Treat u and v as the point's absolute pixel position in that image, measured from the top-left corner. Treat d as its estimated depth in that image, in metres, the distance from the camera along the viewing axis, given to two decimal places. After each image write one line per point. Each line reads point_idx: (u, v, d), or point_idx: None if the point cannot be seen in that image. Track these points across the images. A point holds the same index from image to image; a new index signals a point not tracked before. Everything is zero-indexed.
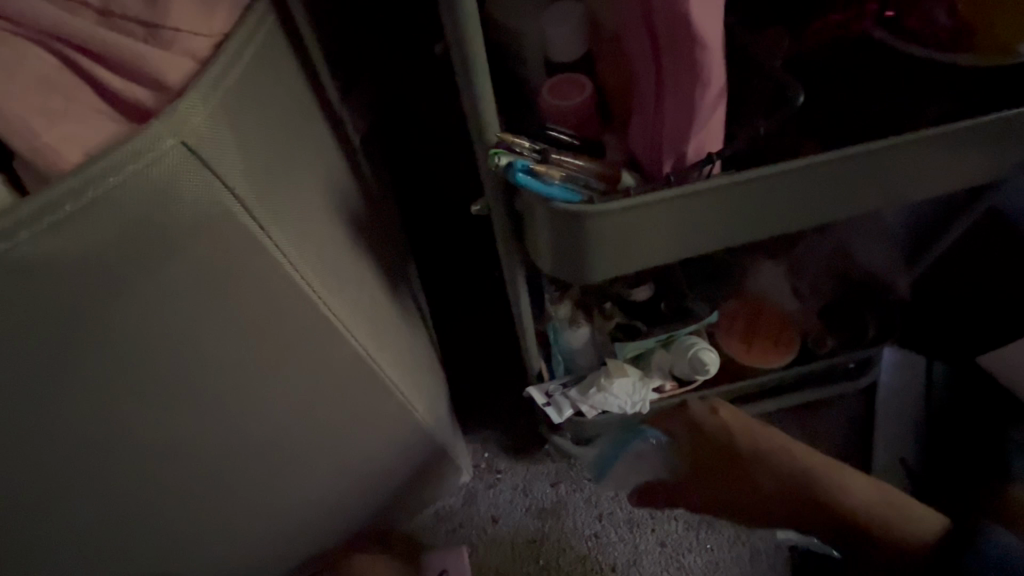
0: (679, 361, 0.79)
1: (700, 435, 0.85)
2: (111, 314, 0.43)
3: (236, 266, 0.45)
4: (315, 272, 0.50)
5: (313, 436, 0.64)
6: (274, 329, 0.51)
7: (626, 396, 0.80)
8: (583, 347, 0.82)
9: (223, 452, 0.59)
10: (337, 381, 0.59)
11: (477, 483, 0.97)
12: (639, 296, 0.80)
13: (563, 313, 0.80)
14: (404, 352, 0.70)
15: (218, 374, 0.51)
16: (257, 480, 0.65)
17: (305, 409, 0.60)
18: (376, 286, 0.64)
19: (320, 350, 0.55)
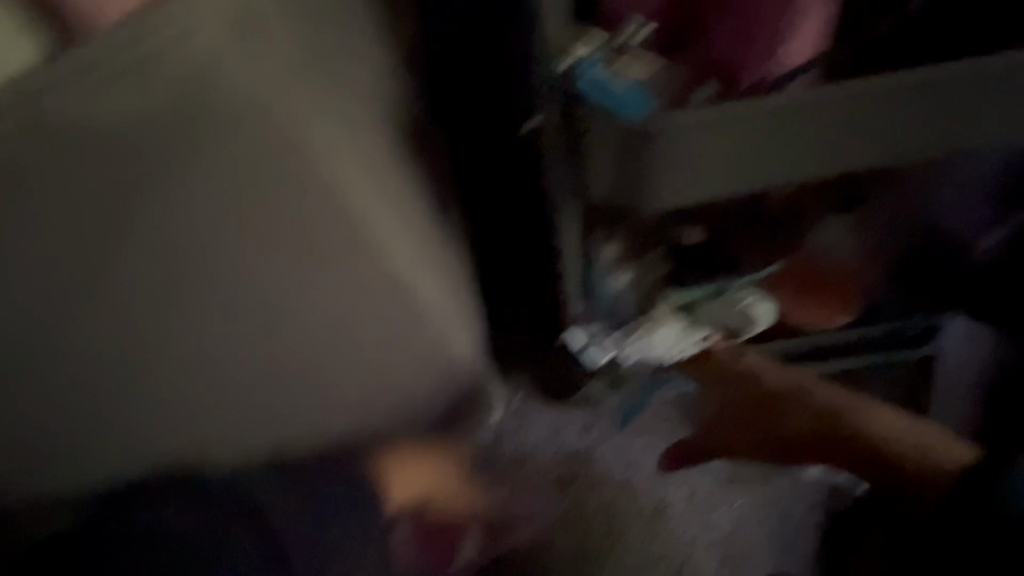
0: (729, 313, 0.79)
1: (725, 378, 0.87)
2: (138, 206, 0.41)
3: (266, 156, 0.46)
4: (345, 175, 0.52)
5: (341, 372, 0.62)
6: (303, 230, 0.51)
7: (669, 346, 0.79)
8: (625, 294, 0.78)
9: (239, 394, 0.54)
10: (364, 302, 0.60)
11: (508, 424, 0.97)
12: (689, 241, 0.76)
13: (609, 256, 0.74)
14: (436, 298, 0.68)
15: (249, 282, 0.49)
16: (275, 434, 0.60)
17: (333, 338, 0.59)
18: (411, 225, 0.63)
19: (346, 263, 0.56)
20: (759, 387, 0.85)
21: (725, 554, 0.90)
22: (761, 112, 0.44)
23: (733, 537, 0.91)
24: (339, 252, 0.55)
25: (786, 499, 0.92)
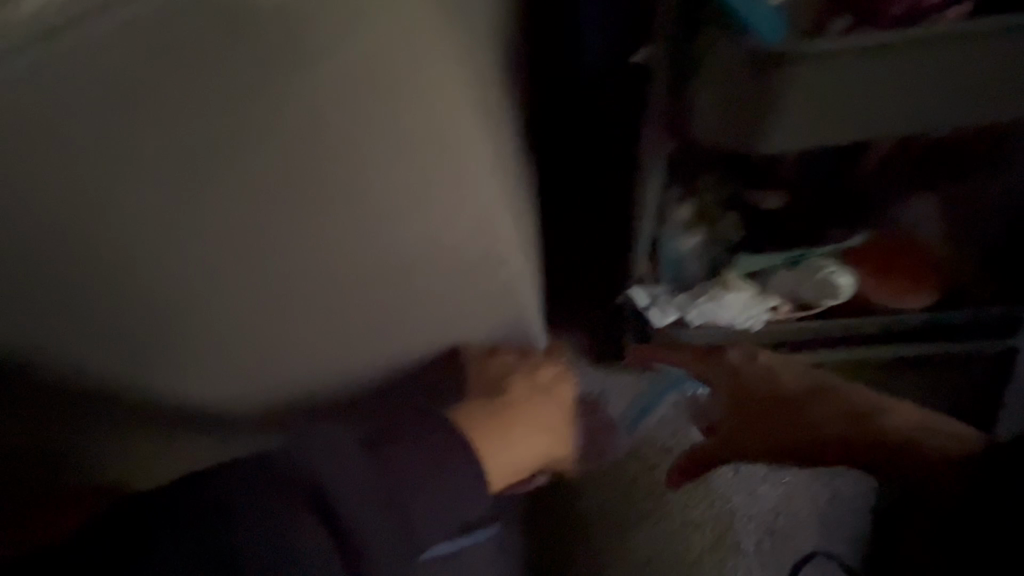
0: (805, 283, 0.73)
1: (736, 381, 0.84)
2: (168, 138, 0.47)
3: (303, 133, 0.51)
4: (377, 164, 0.55)
5: (368, 327, 0.66)
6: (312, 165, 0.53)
7: (738, 311, 0.75)
8: (694, 255, 0.76)
9: (255, 335, 0.60)
10: (387, 270, 0.62)
11: None
12: (770, 207, 0.74)
13: (682, 216, 0.75)
14: (470, 283, 0.69)
15: (247, 216, 0.53)
16: (301, 364, 0.65)
17: (354, 299, 0.62)
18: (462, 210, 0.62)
19: (364, 238, 0.59)
20: (776, 391, 0.84)
21: (764, 532, 0.90)
22: (895, 45, 0.44)
23: (774, 515, 0.90)
24: (344, 184, 0.55)
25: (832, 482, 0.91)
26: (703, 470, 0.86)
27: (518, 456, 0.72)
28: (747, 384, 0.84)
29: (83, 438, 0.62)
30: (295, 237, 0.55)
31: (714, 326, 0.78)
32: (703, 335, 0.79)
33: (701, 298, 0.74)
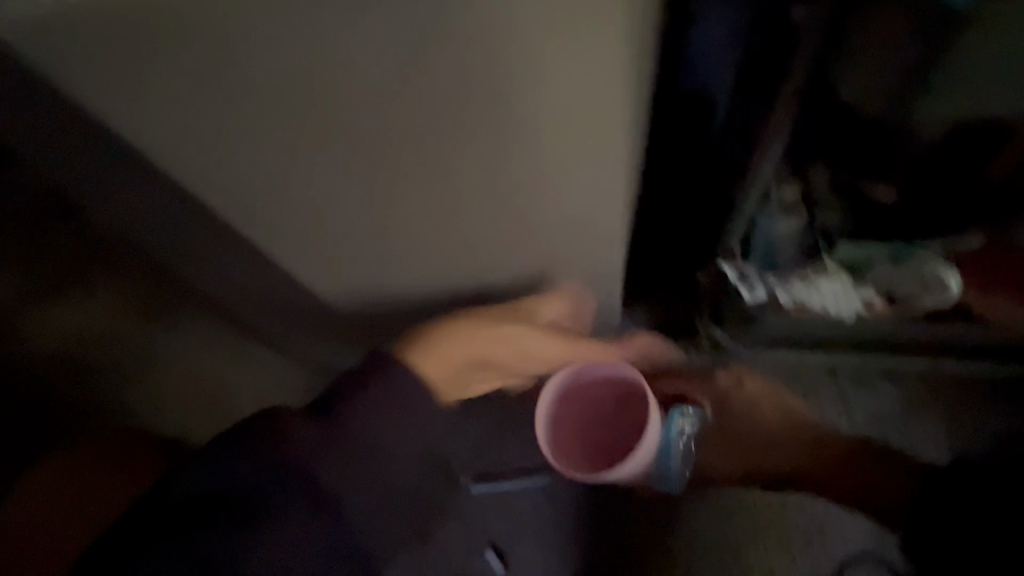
0: (904, 279, 0.77)
1: (720, 407, 0.98)
2: (190, 54, 0.43)
3: (491, 123, 0.52)
4: (449, 113, 0.51)
5: (424, 223, 0.67)
6: (433, 194, 0.61)
7: (832, 299, 0.78)
8: (791, 241, 0.76)
9: (254, 193, 0.59)
10: (435, 190, 0.61)
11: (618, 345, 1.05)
12: (878, 199, 0.71)
13: (787, 198, 0.74)
14: (538, 217, 0.68)
15: (341, 193, 0.60)
16: (345, 228, 0.67)
17: (433, 213, 0.65)
18: (526, 152, 0.57)
19: (512, 200, 0.64)
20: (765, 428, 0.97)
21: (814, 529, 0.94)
22: None
23: (825, 519, 0.94)
24: (432, 185, 0.60)
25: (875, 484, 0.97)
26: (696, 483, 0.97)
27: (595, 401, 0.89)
28: (728, 407, 0.98)
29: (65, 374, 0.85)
30: (378, 213, 0.64)
31: (802, 310, 0.81)
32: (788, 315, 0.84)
33: (796, 280, 0.76)
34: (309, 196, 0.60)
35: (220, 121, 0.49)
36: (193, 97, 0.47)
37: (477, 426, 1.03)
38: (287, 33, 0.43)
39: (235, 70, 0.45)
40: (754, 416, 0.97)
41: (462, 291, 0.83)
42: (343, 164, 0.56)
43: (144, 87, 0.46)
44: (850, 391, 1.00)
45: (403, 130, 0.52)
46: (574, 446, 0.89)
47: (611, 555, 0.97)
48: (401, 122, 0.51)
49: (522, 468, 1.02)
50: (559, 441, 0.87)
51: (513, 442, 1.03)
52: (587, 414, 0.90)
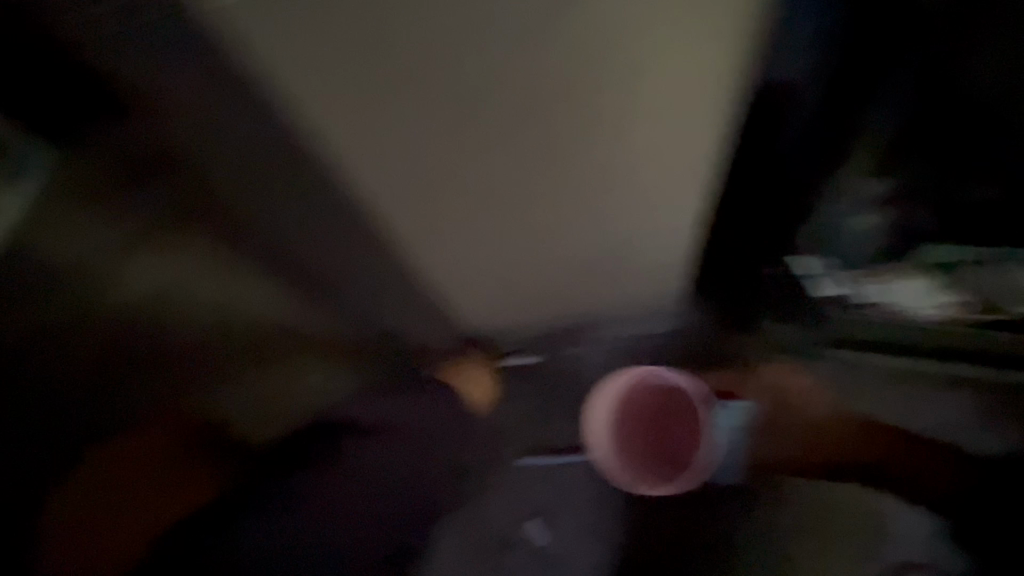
0: (995, 281, 0.72)
1: (776, 399, 1.01)
2: (374, 38, 0.49)
3: (621, 113, 0.58)
4: (587, 103, 0.57)
5: (529, 212, 0.73)
6: (519, 172, 0.66)
7: (914, 298, 0.77)
8: (867, 240, 0.72)
9: (380, 176, 0.64)
10: (554, 177, 0.66)
11: (673, 337, 1.07)
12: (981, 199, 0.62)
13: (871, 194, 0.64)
14: (635, 207, 0.73)
15: (428, 175, 0.64)
16: (454, 216, 0.73)
17: (543, 201, 0.71)
18: (644, 143, 0.62)
19: (617, 189, 0.69)
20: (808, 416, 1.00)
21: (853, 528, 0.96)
22: None
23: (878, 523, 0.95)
24: (547, 172, 0.66)
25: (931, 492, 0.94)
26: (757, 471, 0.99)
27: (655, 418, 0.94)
28: (783, 401, 1.01)
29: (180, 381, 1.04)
30: (459, 197, 0.69)
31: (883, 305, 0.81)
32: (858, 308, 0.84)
33: (870, 282, 0.74)
34: (399, 177, 0.64)
35: (376, 103, 0.54)
36: (358, 74, 0.51)
37: (530, 400, 1.07)
38: (471, 24, 0.48)
39: (402, 53, 0.50)
40: (800, 414, 1.00)
41: (542, 275, 0.89)
42: (439, 141, 0.60)
43: (301, 65, 0.50)
44: (918, 398, 0.97)
45: (530, 120, 0.58)
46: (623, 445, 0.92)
47: (655, 534, 1.00)
48: (539, 109, 0.57)
49: (569, 443, 1.06)
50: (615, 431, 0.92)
51: (563, 418, 1.07)
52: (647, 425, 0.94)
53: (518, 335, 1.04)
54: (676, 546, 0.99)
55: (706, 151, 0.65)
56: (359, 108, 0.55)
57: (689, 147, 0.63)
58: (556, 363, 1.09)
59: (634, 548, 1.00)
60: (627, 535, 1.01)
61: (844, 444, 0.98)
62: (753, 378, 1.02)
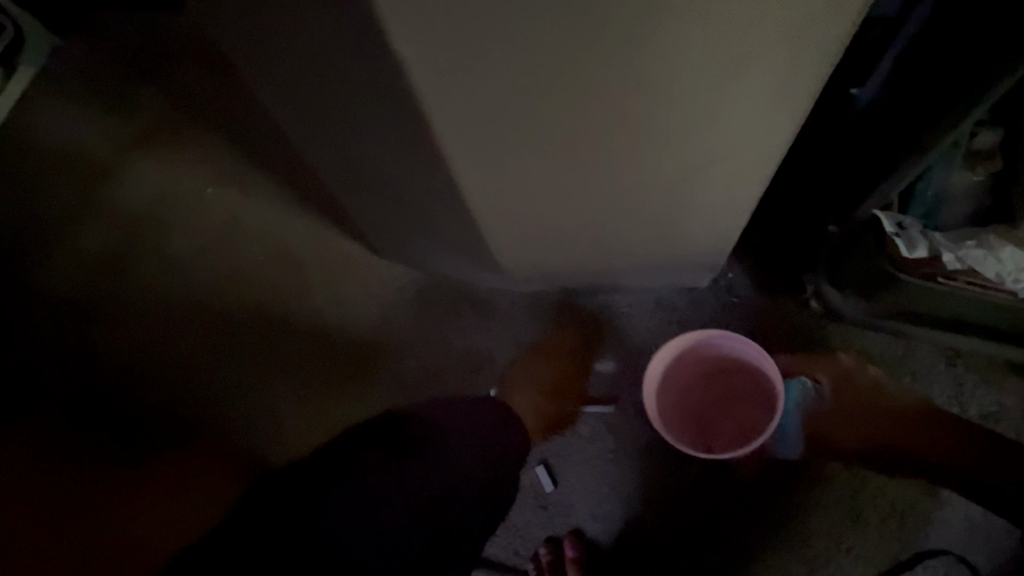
0: None
1: (842, 382, 0.92)
2: None
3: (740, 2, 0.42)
4: None
5: (570, 139, 0.57)
6: (599, 76, 0.48)
7: (1013, 268, 0.64)
8: (967, 195, 0.68)
9: (391, 67, 0.46)
10: (619, 94, 0.51)
11: (711, 294, 1.00)
12: None
13: (979, 144, 0.66)
14: (703, 141, 0.59)
15: (478, 72, 0.47)
16: (477, 139, 0.56)
17: (593, 127, 0.55)
18: (749, 47, 0.48)
19: (691, 115, 0.55)
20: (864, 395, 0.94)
21: (890, 513, 0.90)
22: None
23: (915, 511, 0.90)
24: (614, 87, 0.50)
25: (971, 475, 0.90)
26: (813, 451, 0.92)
27: (737, 390, 0.90)
28: (850, 386, 0.91)
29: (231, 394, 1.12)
30: (509, 105, 0.52)
31: (968, 281, 0.71)
32: (945, 289, 0.73)
33: (969, 241, 0.65)
34: (439, 71, 0.47)
35: None
36: None
37: (551, 344, 1.03)
38: None
39: None
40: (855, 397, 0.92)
41: (571, 219, 0.75)
42: (513, 26, 0.43)
43: None
44: (968, 379, 0.92)
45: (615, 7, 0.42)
46: (683, 373, 0.90)
47: (673, 498, 0.95)
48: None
49: (586, 393, 1.01)
50: (687, 358, 0.89)
51: (586, 366, 1.02)
52: (722, 383, 0.91)
53: (546, 277, 0.97)
54: (693, 514, 0.95)
55: (818, 63, 0.50)
56: None
57: (800, 54, 0.49)
58: (581, 309, 1.04)
59: (648, 507, 0.96)
60: (642, 492, 0.96)
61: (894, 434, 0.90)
62: (824, 358, 0.92)
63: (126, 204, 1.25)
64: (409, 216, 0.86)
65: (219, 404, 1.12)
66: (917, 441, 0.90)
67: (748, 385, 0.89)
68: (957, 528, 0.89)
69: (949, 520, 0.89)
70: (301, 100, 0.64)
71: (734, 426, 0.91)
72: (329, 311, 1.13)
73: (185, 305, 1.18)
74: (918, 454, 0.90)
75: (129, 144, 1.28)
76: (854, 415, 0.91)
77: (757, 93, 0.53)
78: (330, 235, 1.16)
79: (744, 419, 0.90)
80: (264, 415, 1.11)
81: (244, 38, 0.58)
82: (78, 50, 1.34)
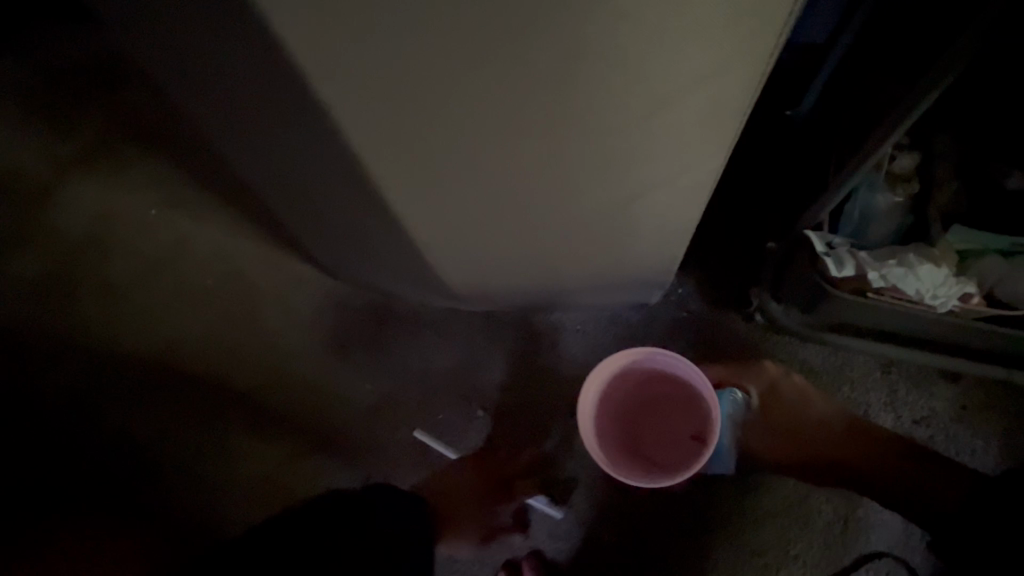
0: (1014, 280, 0.68)
1: (769, 397, 0.96)
2: None
3: (644, 50, 0.44)
4: (603, 33, 0.42)
5: (499, 168, 0.58)
6: (521, 111, 0.50)
7: (930, 285, 0.69)
8: (891, 215, 0.72)
9: (315, 106, 0.46)
10: (538, 129, 0.52)
11: (662, 309, 1.02)
12: (1014, 186, 0.67)
13: (900, 167, 0.70)
14: (632, 169, 0.60)
15: (404, 104, 0.47)
16: (407, 168, 0.57)
17: (518, 159, 0.57)
18: (664, 88, 0.49)
19: (613, 146, 0.56)
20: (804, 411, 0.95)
21: (835, 519, 0.94)
22: None
23: (856, 516, 0.94)
24: (534, 121, 0.51)
25: None
26: (756, 462, 0.96)
27: (684, 419, 0.90)
28: (776, 402, 0.96)
29: (174, 425, 1.07)
30: (441, 134, 0.52)
31: (893, 296, 0.74)
32: (871, 303, 0.76)
33: (891, 260, 0.69)
34: (360, 111, 0.47)
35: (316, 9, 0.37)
36: None
37: (508, 362, 1.03)
38: None
39: None
40: (796, 406, 0.95)
41: (514, 242, 0.76)
42: (425, 71, 0.43)
43: None
44: (901, 387, 0.97)
45: (522, 53, 0.43)
46: (625, 390, 0.92)
47: (630, 515, 0.96)
48: (540, 40, 0.42)
49: (541, 413, 1.01)
50: (627, 379, 0.91)
51: (543, 384, 1.02)
52: (671, 407, 0.91)
53: (501, 298, 0.97)
54: (647, 532, 0.96)
55: (737, 102, 0.53)
56: (320, 31, 0.38)
57: (722, 87, 0.50)
58: (538, 327, 1.04)
59: (606, 523, 0.97)
60: (600, 509, 0.97)
61: (839, 443, 0.93)
62: (752, 369, 0.96)
63: (61, 228, 1.19)
64: (358, 240, 0.84)
65: (165, 435, 1.07)
66: (840, 454, 0.94)
67: (695, 418, 0.89)
68: (896, 532, 0.93)
69: (889, 524, 0.93)
70: (239, 125, 0.62)
71: (658, 454, 0.89)
72: (281, 336, 1.09)
73: (126, 333, 1.12)
74: (839, 471, 0.93)
75: (65, 165, 1.22)
76: (785, 429, 0.96)
77: (680, 128, 0.55)
78: (281, 258, 1.13)
79: (684, 452, 0.88)
80: (208, 447, 1.06)
81: (178, 66, 0.57)
82: (12, 66, 1.28)
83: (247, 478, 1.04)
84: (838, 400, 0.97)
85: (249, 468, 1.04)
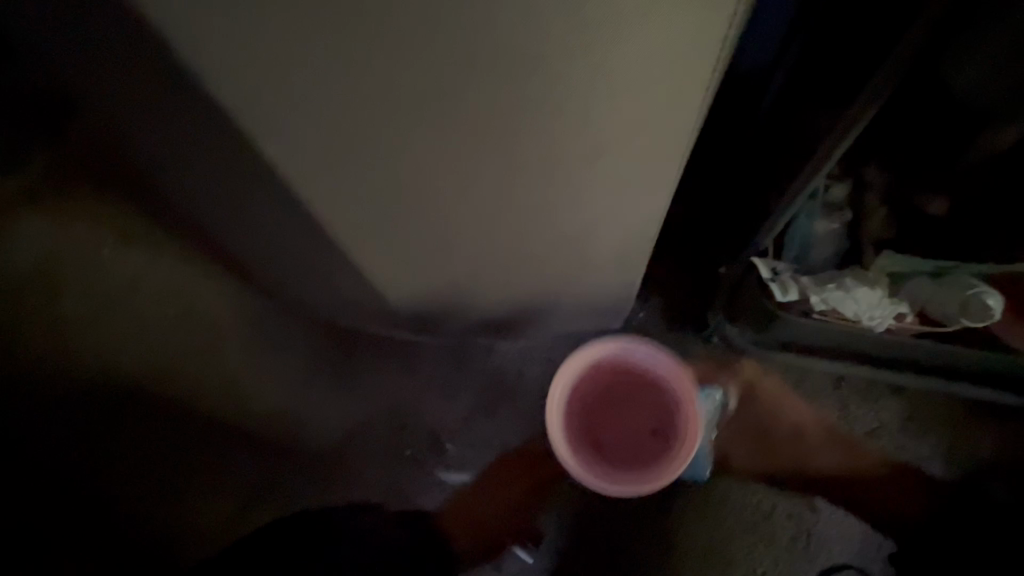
0: (944, 300, 0.73)
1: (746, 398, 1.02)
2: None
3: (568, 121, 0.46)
4: (527, 103, 0.44)
5: (448, 210, 0.60)
6: (458, 166, 0.52)
7: (867, 307, 0.73)
8: (829, 241, 0.77)
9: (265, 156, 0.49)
10: (479, 179, 0.54)
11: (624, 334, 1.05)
12: (933, 212, 0.70)
13: (834, 196, 0.76)
14: (576, 215, 0.63)
15: (344, 156, 0.50)
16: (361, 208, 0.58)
17: (462, 206, 0.59)
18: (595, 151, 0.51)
19: (553, 198, 0.58)
20: (768, 420, 1.01)
21: (794, 533, 0.96)
22: None
23: (814, 529, 0.97)
24: (473, 173, 0.53)
25: (862, 492, 0.98)
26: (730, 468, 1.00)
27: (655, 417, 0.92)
28: (751, 404, 1.02)
29: (134, 468, 1.05)
30: (385, 185, 0.55)
31: (836, 318, 0.78)
32: (816, 324, 0.80)
33: (830, 284, 0.73)
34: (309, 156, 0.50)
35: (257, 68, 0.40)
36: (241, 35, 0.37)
37: (474, 392, 1.04)
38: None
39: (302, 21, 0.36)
40: (770, 408, 1.01)
41: (472, 275, 0.78)
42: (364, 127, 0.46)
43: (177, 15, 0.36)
44: (852, 400, 1.01)
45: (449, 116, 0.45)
46: (596, 383, 0.92)
47: (598, 539, 0.97)
48: (467, 107, 0.44)
49: (508, 442, 1.02)
50: (601, 370, 0.92)
51: (510, 412, 1.02)
52: (642, 404, 0.92)
53: (465, 328, 0.98)
54: (616, 555, 0.97)
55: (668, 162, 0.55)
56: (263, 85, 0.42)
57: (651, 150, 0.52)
58: (504, 355, 1.05)
59: (574, 548, 0.98)
60: (569, 534, 0.98)
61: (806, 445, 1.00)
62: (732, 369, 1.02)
63: (5, 267, 1.14)
64: (318, 276, 0.84)
65: (125, 477, 1.05)
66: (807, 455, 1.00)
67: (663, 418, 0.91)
68: (853, 542, 0.96)
69: (845, 536, 0.97)
70: (192, 167, 0.63)
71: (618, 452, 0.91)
72: (242, 374, 1.07)
73: (76, 375, 1.08)
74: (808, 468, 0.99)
75: (11, 201, 1.18)
76: (759, 433, 1.01)
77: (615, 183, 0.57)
78: (240, 294, 1.10)
79: (649, 449, 0.91)
80: (171, 488, 1.05)
81: (129, 113, 0.57)
82: None
83: (213, 515, 1.03)
84: (795, 415, 1.01)
85: (217, 504, 1.03)
